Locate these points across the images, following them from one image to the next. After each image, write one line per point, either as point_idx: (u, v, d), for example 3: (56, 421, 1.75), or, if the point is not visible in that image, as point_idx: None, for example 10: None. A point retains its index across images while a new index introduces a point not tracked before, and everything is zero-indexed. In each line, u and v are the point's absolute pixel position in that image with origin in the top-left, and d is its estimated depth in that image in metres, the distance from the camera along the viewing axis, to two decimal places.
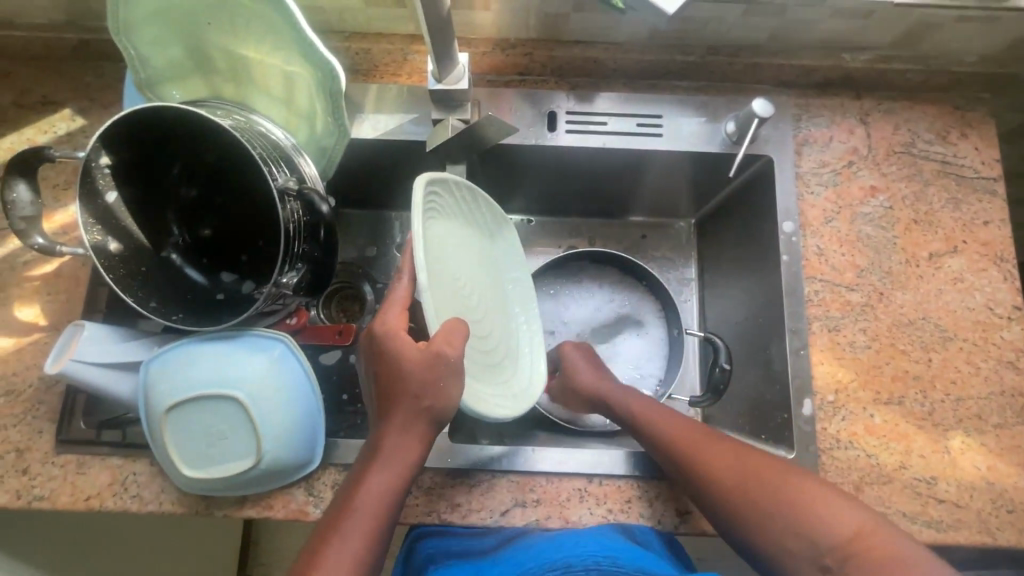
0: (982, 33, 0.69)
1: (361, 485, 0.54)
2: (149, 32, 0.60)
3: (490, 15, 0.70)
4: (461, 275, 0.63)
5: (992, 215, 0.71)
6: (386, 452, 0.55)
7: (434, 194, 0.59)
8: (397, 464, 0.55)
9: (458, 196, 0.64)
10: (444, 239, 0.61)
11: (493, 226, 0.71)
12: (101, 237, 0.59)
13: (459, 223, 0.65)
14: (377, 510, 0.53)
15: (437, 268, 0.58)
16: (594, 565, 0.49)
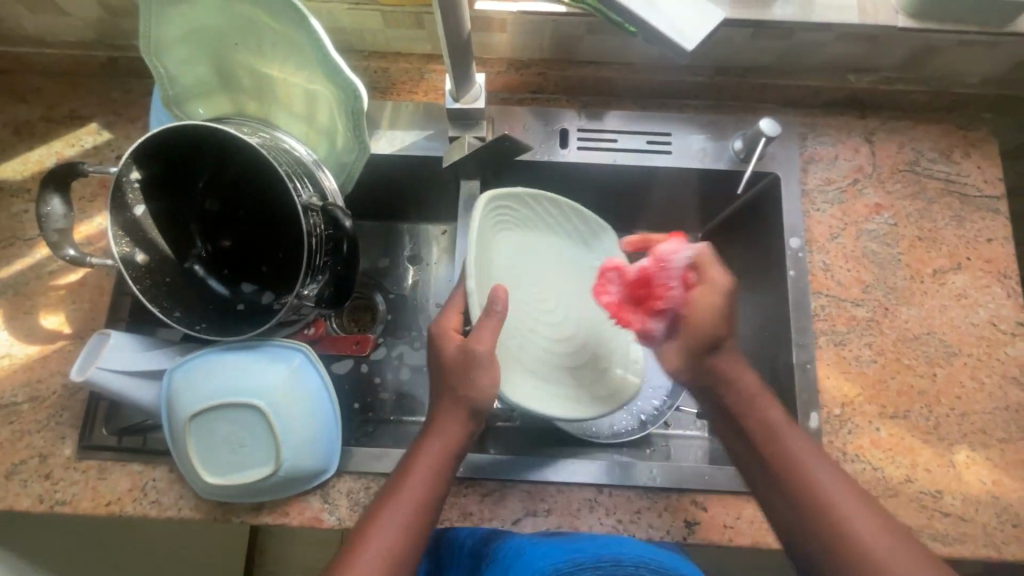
0: (984, 56, 0.71)
1: (405, 474, 0.55)
2: (179, 52, 0.62)
3: (506, 36, 0.73)
4: (541, 279, 0.71)
5: (995, 233, 0.72)
6: (438, 429, 0.57)
7: (508, 203, 0.68)
8: (441, 449, 0.56)
9: (542, 208, 0.71)
10: (517, 246, 0.69)
11: (588, 236, 0.75)
12: (129, 248, 0.61)
13: (540, 235, 0.72)
14: (427, 484, 0.55)
15: (502, 274, 0.67)
16: (645, 565, 0.51)
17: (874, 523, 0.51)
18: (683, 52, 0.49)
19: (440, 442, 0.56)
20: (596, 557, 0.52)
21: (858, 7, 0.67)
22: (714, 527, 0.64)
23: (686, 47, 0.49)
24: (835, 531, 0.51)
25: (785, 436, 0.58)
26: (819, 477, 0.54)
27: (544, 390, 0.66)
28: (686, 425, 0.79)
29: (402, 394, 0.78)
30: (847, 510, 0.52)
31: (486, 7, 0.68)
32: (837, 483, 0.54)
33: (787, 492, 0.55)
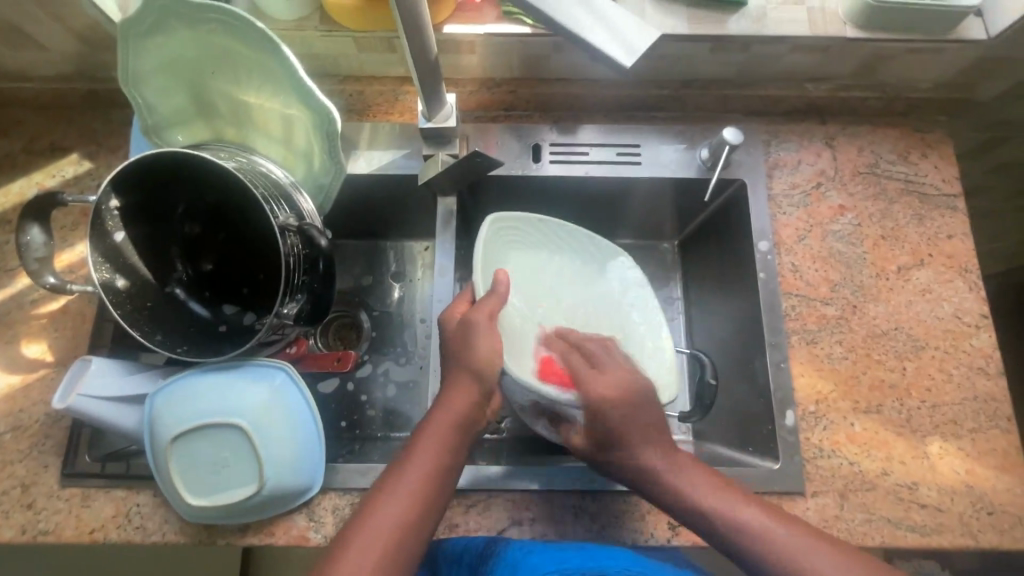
0: (931, 63, 0.74)
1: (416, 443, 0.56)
2: (157, 83, 0.64)
3: (475, 58, 0.75)
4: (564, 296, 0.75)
5: (955, 229, 0.75)
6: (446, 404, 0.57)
7: (514, 228, 0.72)
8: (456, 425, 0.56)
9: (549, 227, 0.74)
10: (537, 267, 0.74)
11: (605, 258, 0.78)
12: (110, 274, 0.62)
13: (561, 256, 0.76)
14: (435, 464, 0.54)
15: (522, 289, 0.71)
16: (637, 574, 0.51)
17: (789, 533, 0.53)
18: (622, 68, 0.46)
19: (447, 414, 0.57)
20: (580, 567, 0.52)
21: (809, 20, 0.70)
22: None
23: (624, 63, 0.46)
24: (763, 556, 0.52)
25: (679, 478, 0.57)
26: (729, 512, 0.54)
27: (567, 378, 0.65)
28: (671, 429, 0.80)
29: (389, 410, 0.79)
30: (766, 530, 0.53)
31: (453, 31, 0.70)
32: (747, 509, 0.54)
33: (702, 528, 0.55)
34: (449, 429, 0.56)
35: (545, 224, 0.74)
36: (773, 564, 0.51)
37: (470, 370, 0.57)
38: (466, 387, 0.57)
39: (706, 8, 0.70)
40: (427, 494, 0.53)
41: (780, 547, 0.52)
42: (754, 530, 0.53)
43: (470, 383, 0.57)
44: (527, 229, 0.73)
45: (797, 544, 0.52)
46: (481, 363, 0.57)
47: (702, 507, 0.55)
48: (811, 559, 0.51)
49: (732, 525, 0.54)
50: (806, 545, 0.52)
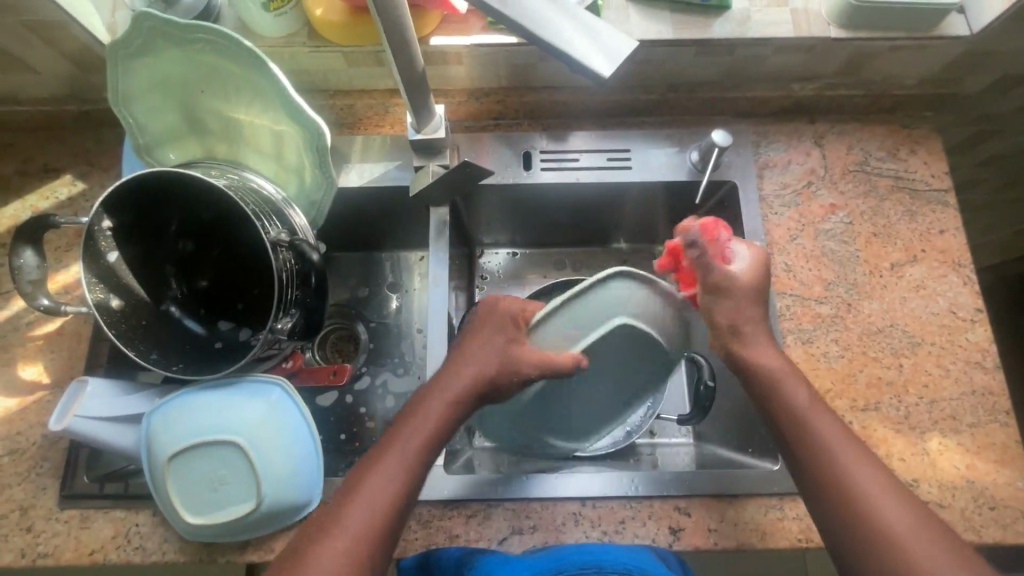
0: (917, 61, 0.75)
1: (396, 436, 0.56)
2: (147, 103, 0.65)
3: (463, 68, 0.76)
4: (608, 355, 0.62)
5: (946, 224, 0.75)
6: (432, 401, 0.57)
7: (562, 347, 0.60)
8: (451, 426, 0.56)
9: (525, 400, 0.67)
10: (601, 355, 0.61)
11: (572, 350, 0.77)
12: (104, 294, 0.62)
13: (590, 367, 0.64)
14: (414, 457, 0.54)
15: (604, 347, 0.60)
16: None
17: (871, 480, 0.53)
18: (601, 79, 0.41)
19: (415, 430, 0.56)
20: (579, 561, 0.55)
21: (793, 22, 0.71)
22: (698, 531, 0.65)
23: (604, 73, 0.41)
24: (833, 490, 0.53)
25: (789, 389, 0.57)
26: (825, 438, 0.55)
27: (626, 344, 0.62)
28: (671, 433, 0.80)
29: (389, 422, 0.79)
30: (852, 472, 0.53)
31: (440, 43, 0.71)
32: (845, 445, 0.55)
33: (819, 471, 0.54)
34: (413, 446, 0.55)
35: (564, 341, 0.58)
36: (863, 510, 0.51)
37: (468, 382, 0.57)
38: (438, 400, 0.57)
39: (691, 12, 0.71)
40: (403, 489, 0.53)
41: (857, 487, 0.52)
42: (833, 451, 0.54)
43: (442, 397, 0.57)
44: (563, 327, 0.58)
45: (875, 487, 0.52)
46: (478, 373, 0.57)
47: (803, 429, 0.56)
48: (877, 508, 0.51)
49: (823, 446, 0.55)
50: (881, 494, 0.52)
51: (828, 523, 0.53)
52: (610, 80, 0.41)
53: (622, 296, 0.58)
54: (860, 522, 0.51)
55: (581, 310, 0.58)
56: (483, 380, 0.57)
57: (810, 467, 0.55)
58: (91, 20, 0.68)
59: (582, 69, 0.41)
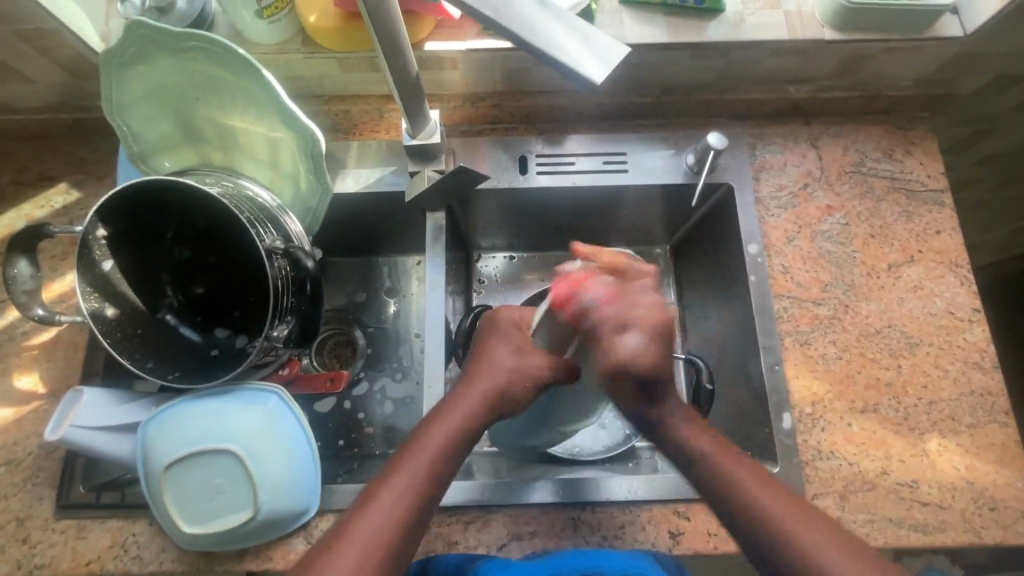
0: (911, 62, 0.75)
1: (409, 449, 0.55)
2: (141, 111, 0.64)
3: (458, 73, 0.75)
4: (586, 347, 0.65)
5: (943, 224, 0.75)
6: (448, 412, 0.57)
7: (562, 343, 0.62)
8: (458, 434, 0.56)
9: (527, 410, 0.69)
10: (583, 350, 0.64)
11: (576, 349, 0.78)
12: (99, 303, 0.62)
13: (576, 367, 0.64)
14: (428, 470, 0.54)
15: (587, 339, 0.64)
16: None
17: (807, 527, 0.51)
18: (593, 86, 0.40)
19: (427, 449, 0.55)
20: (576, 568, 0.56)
21: (787, 25, 0.71)
22: (698, 535, 0.65)
23: (596, 80, 0.40)
24: (774, 548, 0.51)
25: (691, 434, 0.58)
26: (754, 491, 0.53)
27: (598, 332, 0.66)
28: None
29: (387, 428, 0.78)
30: (783, 522, 0.51)
31: (434, 48, 0.71)
32: (768, 490, 0.53)
33: (749, 519, 0.53)
34: (423, 467, 0.54)
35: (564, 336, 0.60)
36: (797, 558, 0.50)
37: (474, 386, 0.58)
38: (452, 418, 0.57)
39: (685, 15, 0.71)
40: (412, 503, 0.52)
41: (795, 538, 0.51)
42: (757, 499, 0.53)
43: (456, 416, 0.57)
44: (559, 324, 0.60)
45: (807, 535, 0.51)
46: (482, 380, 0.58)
47: (731, 486, 0.54)
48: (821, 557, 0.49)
49: (749, 493, 0.53)
50: (814, 538, 0.50)
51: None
52: (602, 88, 0.41)
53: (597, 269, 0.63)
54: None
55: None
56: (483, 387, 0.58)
57: (745, 524, 0.53)
58: (85, 28, 0.68)
59: (574, 76, 0.41)
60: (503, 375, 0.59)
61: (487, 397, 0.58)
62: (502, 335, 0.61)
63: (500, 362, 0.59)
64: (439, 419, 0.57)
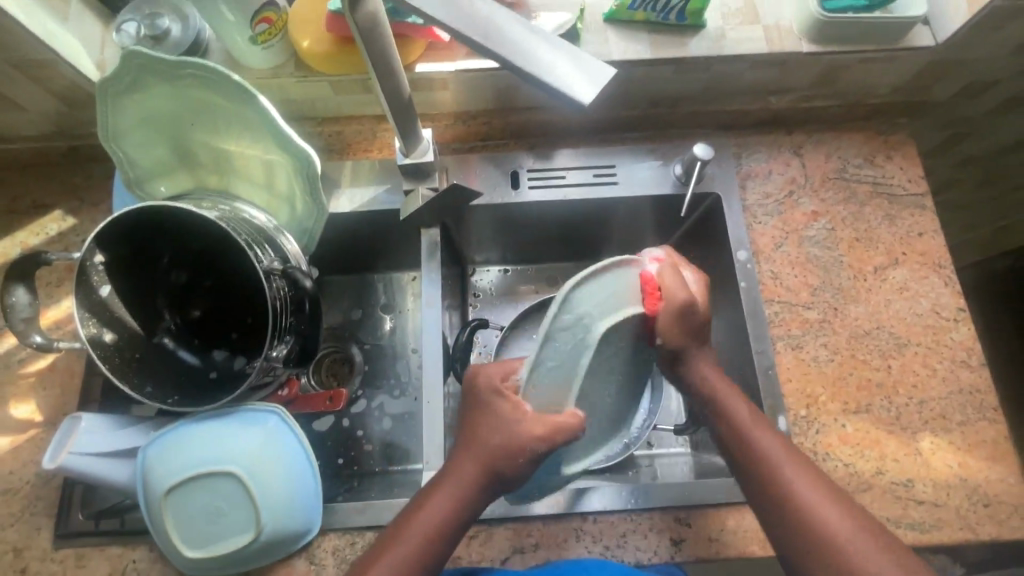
0: (886, 72, 0.77)
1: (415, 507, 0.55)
2: (137, 137, 0.65)
3: (448, 93, 0.77)
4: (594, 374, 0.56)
5: (925, 226, 0.77)
6: (444, 482, 0.55)
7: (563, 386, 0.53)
8: (452, 507, 0.54)
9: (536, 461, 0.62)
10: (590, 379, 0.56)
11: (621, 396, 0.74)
12: (97, 329, 0.62)
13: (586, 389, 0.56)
14: (425, 538, 0.53)
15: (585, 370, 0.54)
16: None
17: (818, 494, 0.53)
18: (581, 107, 0.39)
19: (425, 518, 0.54)
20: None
21: (766, 39, 0.73)
22: (699, 541, 0.65)
23: (584, 100, 0.39)
24: (783, 510, 0.53)
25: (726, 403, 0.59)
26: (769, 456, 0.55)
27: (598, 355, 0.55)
28: (669, 443, 0.81)
29: (387, 444, 0.79)
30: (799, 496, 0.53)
31: (425, 69, 0.72)
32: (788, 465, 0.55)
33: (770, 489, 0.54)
34: (422, 536, 0.53)
35: (561, 371, 0.52)
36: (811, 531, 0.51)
37: (467, 460, 0.54)
38: (444, 493, 0.54)
39: (667, 32, 0.73)
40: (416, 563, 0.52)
41: (815, 516, 0.52)
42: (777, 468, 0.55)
43: (449, 490, 0.54)
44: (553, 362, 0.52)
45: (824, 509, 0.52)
46: (471, 455, 0.54)
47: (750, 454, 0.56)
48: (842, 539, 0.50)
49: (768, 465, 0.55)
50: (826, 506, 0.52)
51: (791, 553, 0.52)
52: (589, 107, 0.39)
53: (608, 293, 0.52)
54: (816, 540, 0.51)
55: (568, 328, 0.51)
56: (475, 455, 0.54)
57: (759, 484, 0.55)
58: (80, 58, 0.69)
59: (558, 94, 0.39)
60: (494, 450, 0.52)
61: (478, 474, 0.54)
62: (489, 400, 0.54)
63: (488, 438, 0.53)
64: (434, 488, 0.55)
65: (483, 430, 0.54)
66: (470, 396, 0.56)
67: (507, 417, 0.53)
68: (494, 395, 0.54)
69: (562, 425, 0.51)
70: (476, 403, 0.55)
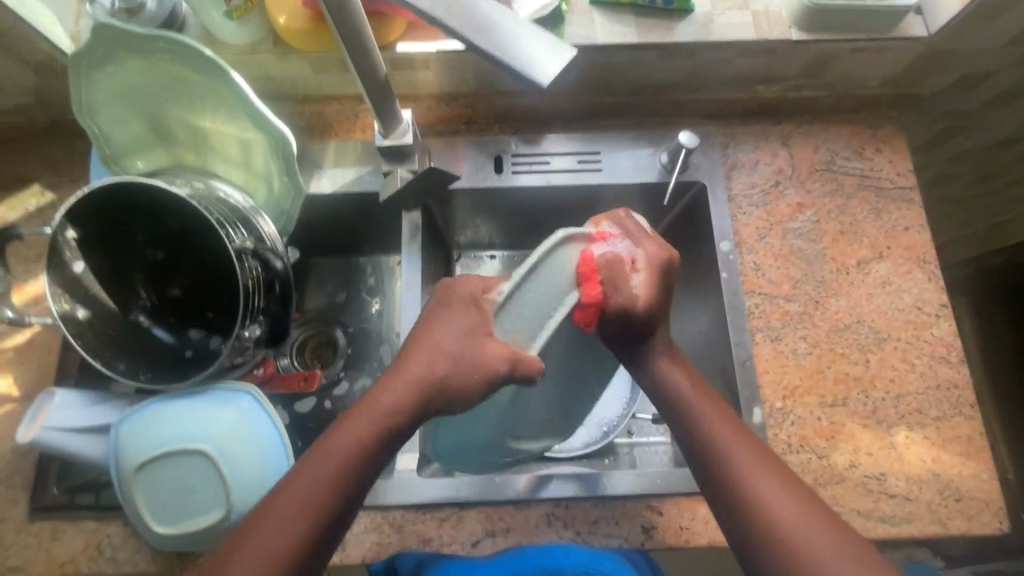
0: (878, 62, 0.76)
1: (325, 442, 0.51)
2: (111, 113, 0.65)
3: (431, 74, 0.76)
4: (547, 290, 0.50)
5: (911, 221, 0.76)
6: (369, 411, 0.51)
7: (515, 328, 0.50)
8: (382, 422, 0.51)
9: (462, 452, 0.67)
10: (532, 308, 0.49)
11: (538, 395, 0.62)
12: (70, 305, 0.62)
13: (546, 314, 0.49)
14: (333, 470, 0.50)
15: (542, 309, 0.49)
16: None
17: (791, 507, 0.50)
18: (541, 87, 0.39)
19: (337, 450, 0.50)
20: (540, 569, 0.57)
21: (754, 25, 0.72)
22: (669, 530, 0.66)
23: (544, 81, 0.39)
24: (751, 519, 0.51)
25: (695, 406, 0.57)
26: (737, 463, 0.53)
27: (518, 311, 0.50)
28: (648, 432, 0.81)
29: None
30: (771, 507, 0.50)
31: (406, 49, 0.71)
32: (765, 479, 0.52)
33: (743, 499, 0.52)
34: (313, 493, 0.49)
35: (522, 326, 0.49)
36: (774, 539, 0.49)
37: (414, 367, 0.51)
38: (375, 412, 0.51)
39: (654, 16, 0.72)
40: (314, 506, 0.49)
41: (773, 516, 0.50)
42: (740, 471, 0.53)
43: (374, 412, 0.51)
44: (531, 305, 0.50)
45: (795, 521, 0.50)
46: (417, 368, 0.51)
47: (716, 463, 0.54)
48: (772, 508, 0.50)
49: (732, 470, 0.53)
50: (798, 522, 0.49)
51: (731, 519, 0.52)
52: (548, 88, 0.39)
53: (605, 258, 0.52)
54: (779, 552, 0.49)
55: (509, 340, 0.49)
56: (413, 368, 0.51)
57: (721, 490, 0.53)
58: (56, 32, 0.69)
59: (524, 78, 0.39)
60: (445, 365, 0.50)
61: (424, 387, 0.50)
62: (456, 310, 0.51)
63: (444, 343, 0.50)
64: (357, 414, 0.52)
65: (427, 347, 0.51)
66: (441, 301, 0.53)
67: (472, 330, 0.50)
68: (459, 308, 0.51)
69: (524, 362, 0.47)
70: (439, 306, 0.53)
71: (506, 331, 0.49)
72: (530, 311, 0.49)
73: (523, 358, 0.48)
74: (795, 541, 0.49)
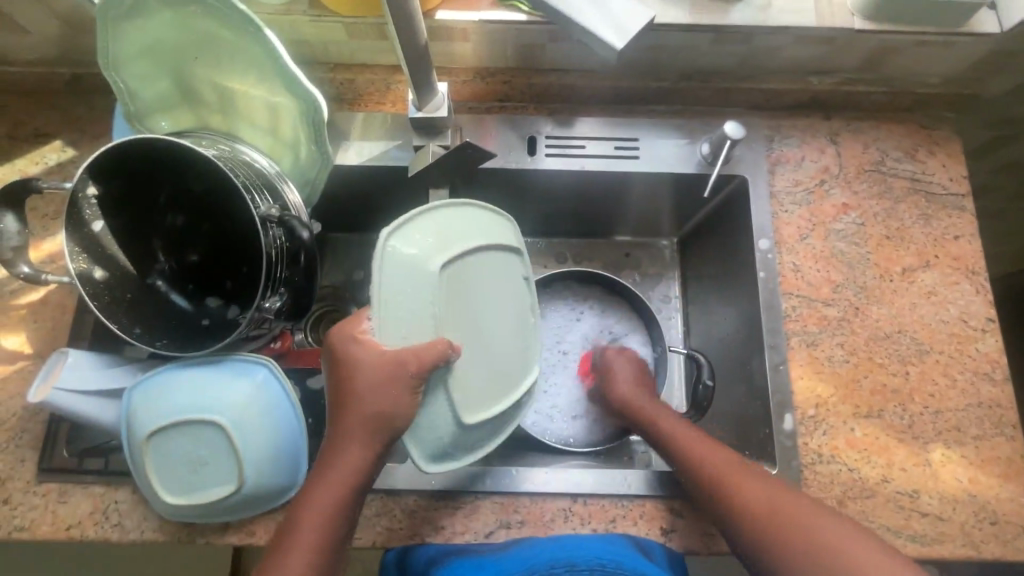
0: (940, 57, 0.72)
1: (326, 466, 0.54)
2: (137, 68, 0.62)
3: (469, 46, 0.73)
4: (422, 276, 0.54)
5: (962, 230, 0.73)
6: (338, 447, 0.53)
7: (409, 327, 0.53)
8: (351, 458, 0.53)
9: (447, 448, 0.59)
10: (415, 299, 0.54)
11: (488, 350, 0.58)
12: (87, 265, 0.60)
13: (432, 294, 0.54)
14: (339, 494, 0.53)
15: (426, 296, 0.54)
16: (599, 566, 0.53)
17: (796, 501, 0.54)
18: (614, 49, 0.56)
19: (337, 475, 0.53)
20: (552, 561, 0.55)
21: (815, 11, 0.68)
22: (690, 533, 0.64)
23: (616, 45, 0.56)
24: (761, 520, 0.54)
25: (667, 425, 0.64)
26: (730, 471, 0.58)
27: (405, 309, 0.53)
28: None
29: None
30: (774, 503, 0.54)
31: (446, 17, 0.68)
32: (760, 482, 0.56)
33: (746, 504, 0.55)
34: (331, 508, 0.53)
35: (413, 319, 0.53)
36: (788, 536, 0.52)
37: (353, 410, 0.53)
38: (343, 447, 0.53)
39: None
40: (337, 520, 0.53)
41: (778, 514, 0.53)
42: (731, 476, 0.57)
43: (349, 447, 0.53)
44: (404, 305, 0.53)
45: (806, 515, 0.53)
46: (355, 411, 0.53)
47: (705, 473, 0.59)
48: (774, 506, 0.54)
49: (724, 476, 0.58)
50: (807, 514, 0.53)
51: (724, 525, 0.57)
52: (619, 49, 0.56)
53: (451, 220, 0.59)
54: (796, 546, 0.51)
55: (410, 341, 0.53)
56: (354, 412, 0.53)
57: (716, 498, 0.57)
58: None
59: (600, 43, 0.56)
60: (383, 404, 0.52)
61: (372, 424, 0.52)
62: (354, 358, 0.52)
63: (364, 388, 0.52)
64: (332, 449, 0.54)
65: (354, 392, 0.52)
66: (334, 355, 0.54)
67: (387, 368, 0.51)
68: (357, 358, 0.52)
69: (429, 349, 0.51)
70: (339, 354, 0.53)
71: (401, 332, 0.53)
72: (413, 303, 0.53)
73: (427, 346, 0.51)
74: (801, 527, 0.52)
